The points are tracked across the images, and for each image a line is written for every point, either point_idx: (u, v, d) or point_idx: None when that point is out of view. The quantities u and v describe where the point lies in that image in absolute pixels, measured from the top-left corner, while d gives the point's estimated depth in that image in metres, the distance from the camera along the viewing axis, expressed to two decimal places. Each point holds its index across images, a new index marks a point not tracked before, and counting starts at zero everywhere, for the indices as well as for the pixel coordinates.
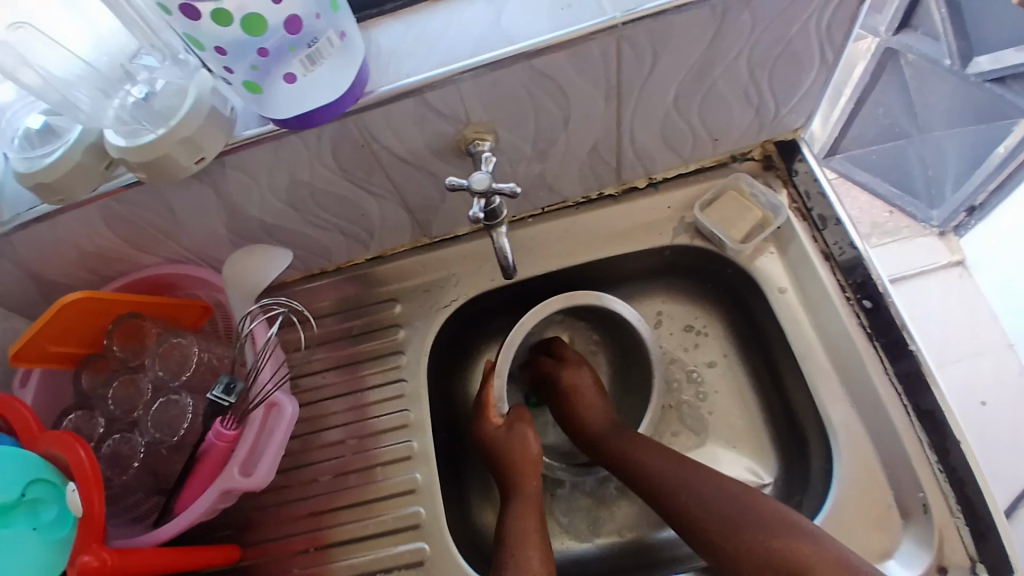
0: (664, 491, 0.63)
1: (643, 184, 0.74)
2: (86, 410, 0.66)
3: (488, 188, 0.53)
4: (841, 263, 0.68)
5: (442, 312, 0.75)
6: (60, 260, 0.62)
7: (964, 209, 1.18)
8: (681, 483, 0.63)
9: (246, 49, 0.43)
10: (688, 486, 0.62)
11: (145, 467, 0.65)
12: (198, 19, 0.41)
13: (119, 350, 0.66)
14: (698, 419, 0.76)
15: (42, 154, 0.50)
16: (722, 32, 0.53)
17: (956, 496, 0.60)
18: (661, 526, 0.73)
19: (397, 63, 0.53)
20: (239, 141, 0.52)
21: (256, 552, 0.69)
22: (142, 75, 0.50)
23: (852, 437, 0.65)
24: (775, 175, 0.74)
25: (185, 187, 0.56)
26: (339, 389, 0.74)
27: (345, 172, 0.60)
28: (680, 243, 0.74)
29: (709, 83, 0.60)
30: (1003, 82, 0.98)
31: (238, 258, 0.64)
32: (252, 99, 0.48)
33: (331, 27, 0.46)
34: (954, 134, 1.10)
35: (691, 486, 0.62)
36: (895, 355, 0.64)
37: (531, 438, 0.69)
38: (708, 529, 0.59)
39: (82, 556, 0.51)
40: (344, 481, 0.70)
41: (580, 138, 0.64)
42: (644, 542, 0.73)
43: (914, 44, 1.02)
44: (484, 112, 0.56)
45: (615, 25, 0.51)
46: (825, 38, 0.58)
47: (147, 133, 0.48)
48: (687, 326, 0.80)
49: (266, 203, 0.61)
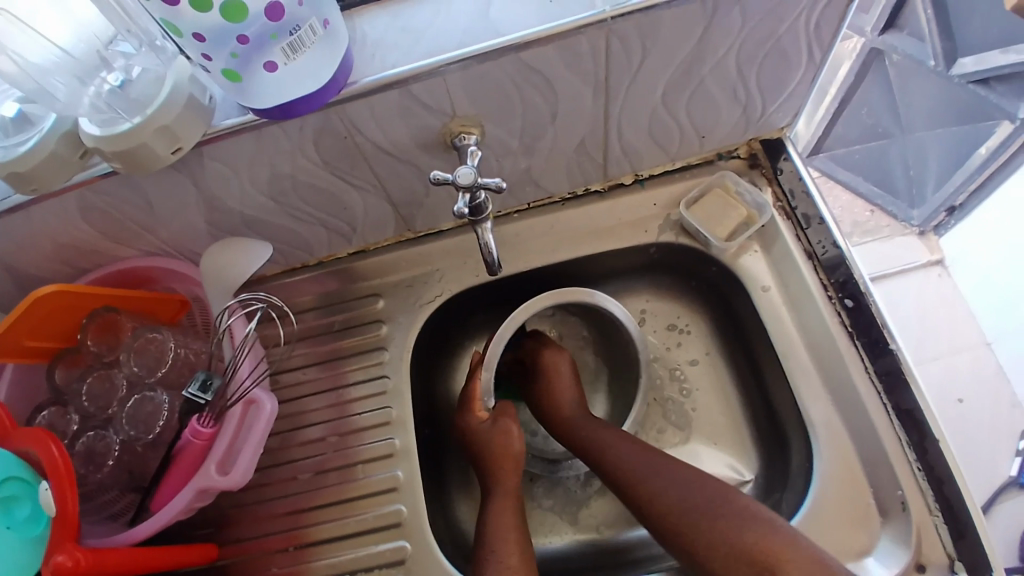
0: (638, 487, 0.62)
1: (630, 181, 0.74)
2: (60, 406, 0.64)
3: (473, 183, 0.52)
4: (824, 261, 0.69)
5: (426, 308, 0.74)
6: (33, 252, 0.60)
7: (944, 209, 1.21)
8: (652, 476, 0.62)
9: (226, 38, 0.42)
10: (660, 480, 0.61)
11: (121, 464, 0.64)
12: (176, 4, 0.39)
13: (94, 344, 0.64)
14: (682, 415, 0.76)
15: (17, 143, 0.48)
16: (711, 28, 0.53)
17: (934, 495, 0.60)
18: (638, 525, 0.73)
19: (382, 53, 0.52)
20: (217, 132, 0.51)
21: (234, 550, 0.68)
22: (118, 63, 0.48)
23: (833, 435, 0.65)
24: (761, 173, 0.74)
25: (163, 178, 0.55)
26: (319, 386, 0.73)
27: (327, 165, 0.59)
28: (665, 241, 0.74)
29: (697, 80, 0.60)
30: (987, 83, 0.99)
31: (215, 252, 0.63)
32: (231, 88, 0.46)
33: (313, 14, 0.44)
34: (936, 135, 1.11)
35: (660, 481, 0.61)
36: (876, 352, 0.65)
37: (514, 434, 0.68)
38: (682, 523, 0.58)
39: (55, 557, 0.50)
40: (324, 479, 0.69)
41: (567, 133, 0.63)
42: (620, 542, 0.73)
43: (899, 44, 1.02)
44: (470, 105, 0.56)
45: (604, 19, 0.50)
46: (814, 37, 0.58)
47: (124, 121, 0.47)
48: (670, 325, 0.80)
49: (246, 195, 0.60)
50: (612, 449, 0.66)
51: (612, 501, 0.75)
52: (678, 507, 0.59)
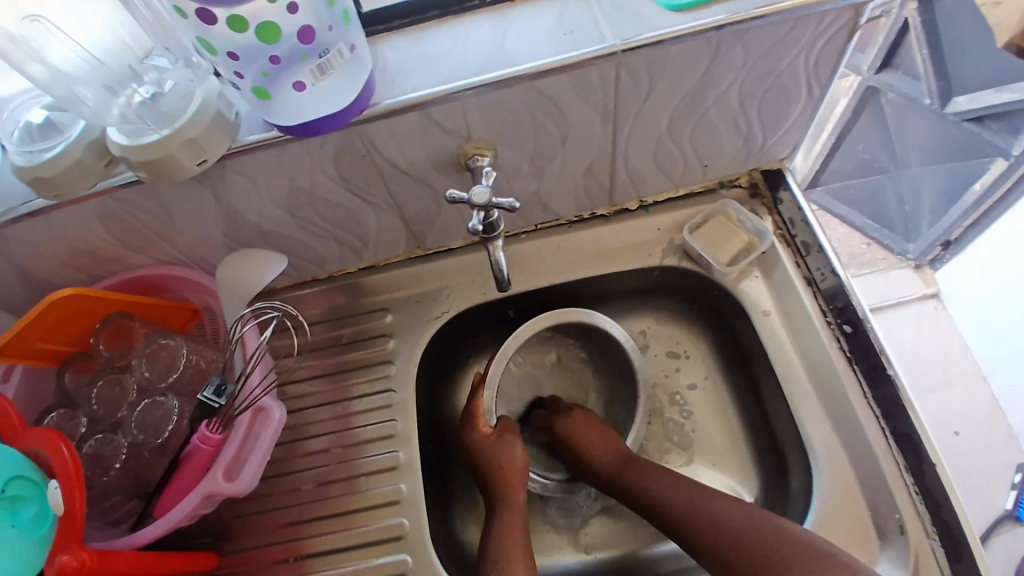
0: (676, 495, 0.65)
1: (635, 206, 0.76)
2: (69, 409, 0.66)
3: (488, 202, 0.54)
4: (824, 288, 0.70)
5: (432, 324, 0.76)
6: (50, 256, 0.62)
7: (938, 243, 1.24)
8: (701, 510, 0.63)
9: (257, 55, 0.44)
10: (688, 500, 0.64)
11: (127, 468, 0.64)
12: (213, 23, 0.42)
13: (106, 349, 0.66)
14: (683, 436, 0.78)
15: (42, 149, 0.50)
16: (716, 63, 0.56)
17: (932, 518, 0.61)
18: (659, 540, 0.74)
19: (402, 78, 0.54)
20: (242, 146, 0.53)
21: (234, 560, 0.68)
22: (151, 76, 0.51)
23: (833, 459, 0.66)
24: (760, 203, 0.76)
25: (184, 189, 0.56)
26: (325, 398, 0.74)
27: (344, 181, 0.60)
28: (668, 264, 0.75)
29: (701, 111, 0.62)
30: (981, 121, 1.02)
31: (234, 259, 0.64)
32: (259, 105, 0.48)
33: (342, 40, 0.47)
34: (930, 171, 1.15)
35: (703, 516, 0.63)
36: (875, 379, 0.66)
37: (517, 449, 0.70)
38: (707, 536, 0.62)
39: (61, 556, 0.50)
40: (326, 490, 0.70)
41: (576, 157, 0.65)
42: (650, 553, 0.73)
43: (895, 83, 1.05)
44: (485, 128, 0.58)
45: (615, 52, 0.52)
46: (813, 73, 0.60)
47: (151, 133, 0.49)
48: (670, 351, 0.81)
49: (265, 208, 0.62)
50: (641, 465, 0.70)
51: (621, 519, 0.76)
52: (744, 552, 0.59)
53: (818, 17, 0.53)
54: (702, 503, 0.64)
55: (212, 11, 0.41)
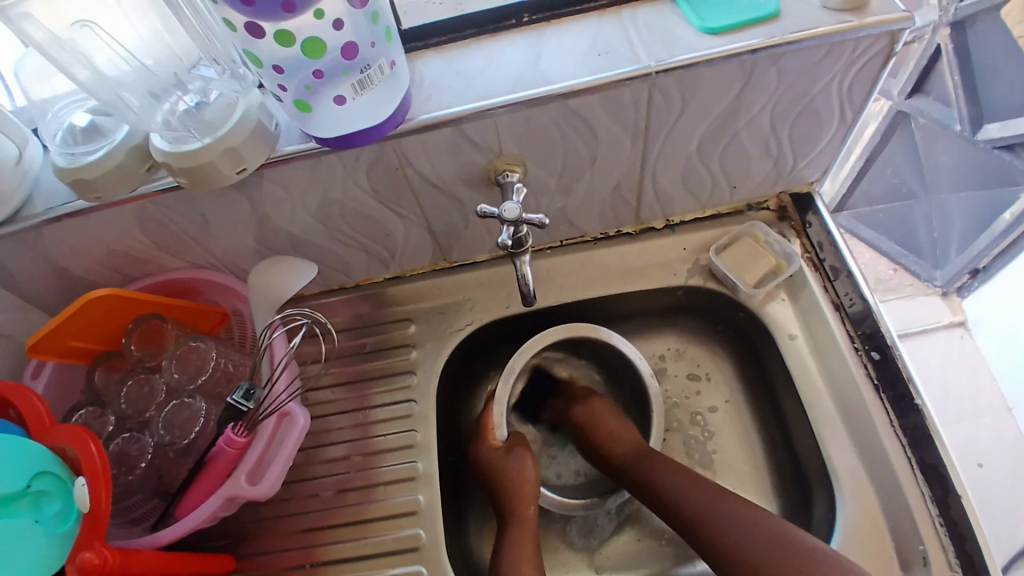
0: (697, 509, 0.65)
1: (661, 225, 0.76)
2: (96, 407, 0.67)
3: (518, 218, 0.55)
4: (851, 313, 0.70)
5: (455, 335, 0.76)
6: (87, 256, 0.63)
7: (967, 272, 1.23)
8: (728, 527, 0.62)
9: (301, 69, 0.46)
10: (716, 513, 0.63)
11: (152, 468, 0.66)
12: (260, 38, 0.43)
13: (137, 349, 0.67)
14: (705, 455, 0.77)
15: (84, 151, 0.52)
16: (748, 85, 0.56)
17: (956, 552, 0.60)
18: (690, 561, 0.73)
19: (437, 94, 0.55)
20: (280, 156, 0.54)
21: (249, 564, 0.68)
22: (195, 85, 0.53)
23: (858, 487, 0.65)
24: (789, 226, 0.75)
25: (220, 195, 0.58)
26: (346, 406, 0.74)
27: (376, 194, 0.62)
28: (693, 285, 0.75)
29: (732, 133, 0.62)
30: (1012, 149, 1.00)
31: (265, 267, 0.65)
32: (298, 117, 0.50)
33: (383, 55, 0.48)
34: (960, 198, 1.14)
35: (732, 535, 0.61)
36: (902, 408, 0.65)
37: (529, 465, 0.71)
38: (733, 550, 0.61)
39: (84, 553, 0.51)
40: (343, 498, 0.70)
41: (604, 177, 0.66)
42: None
43: (926, 108, 1.06)
44: (516, 145, 0.59)
45: (649, 73, 0.53)
46: (846, 98, 0.60)
47: (193, 141, 0.50)
48: (691, 373, 0.81)
49: (297, 217, 0.63)
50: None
51: (637, 541, 0.75)
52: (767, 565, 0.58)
53: (853, 43, 0.53)
54: (720, 511, 0.63)
55: (260, 25, 0.42)
